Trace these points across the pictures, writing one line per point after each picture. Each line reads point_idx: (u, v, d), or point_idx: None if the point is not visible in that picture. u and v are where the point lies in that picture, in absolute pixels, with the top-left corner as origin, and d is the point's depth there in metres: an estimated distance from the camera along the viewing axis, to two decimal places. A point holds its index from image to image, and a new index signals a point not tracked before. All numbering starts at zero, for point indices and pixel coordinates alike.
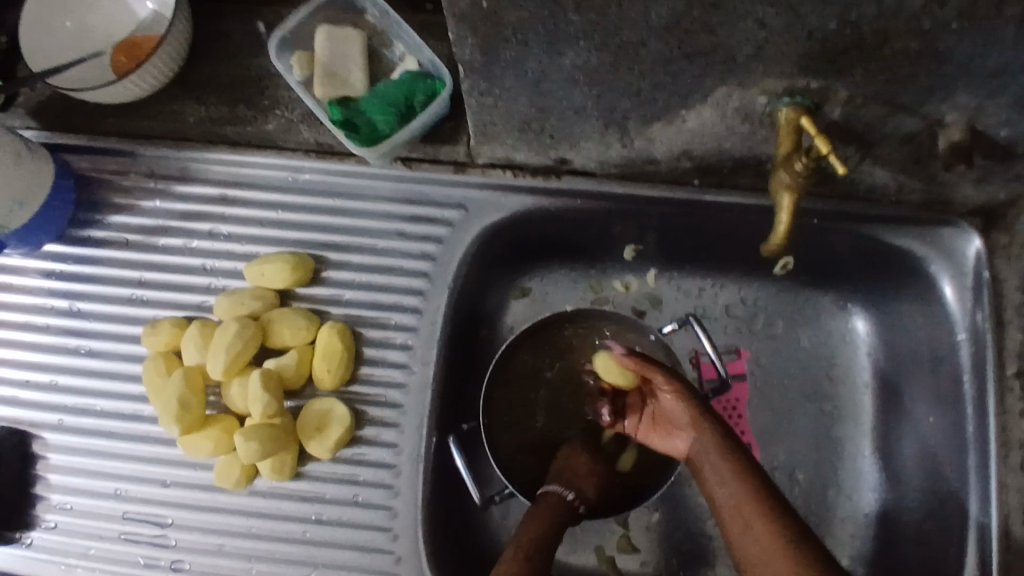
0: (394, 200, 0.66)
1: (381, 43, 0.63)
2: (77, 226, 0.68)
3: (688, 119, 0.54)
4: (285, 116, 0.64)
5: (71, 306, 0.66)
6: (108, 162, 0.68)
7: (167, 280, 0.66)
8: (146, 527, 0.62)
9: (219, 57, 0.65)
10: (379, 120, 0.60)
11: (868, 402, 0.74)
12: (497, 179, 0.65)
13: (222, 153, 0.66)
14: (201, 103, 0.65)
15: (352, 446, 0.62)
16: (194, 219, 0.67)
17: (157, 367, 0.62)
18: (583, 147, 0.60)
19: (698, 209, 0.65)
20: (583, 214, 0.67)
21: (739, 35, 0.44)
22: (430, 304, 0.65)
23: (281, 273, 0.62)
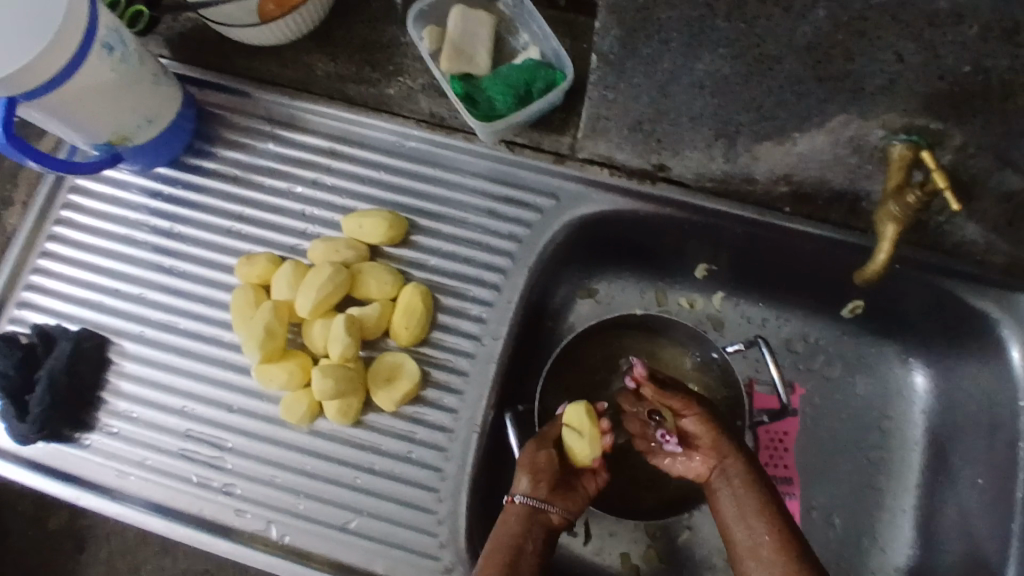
0: (490, 179, 0.69)
1: (508, 31, 0.66)
2: (189, 153, 0.71)
3: (798, 142, 0.56)
4: (407, 83, 0.68)
5: (171, 227, 0.69)
6: (228, 100, 0.71)
7: (266, 218, 0.69)
8: (205, 448, 0.63)
9: (352, 17, 0.69)
10: (497, 99, 0.63)
11: (915, 458, 0.74)
12: (592, 175, 0.67)
13: (337, 109, 0.69)
14: (331, 59, 0.68)
15: (414, 405, 0.64)
16: (301, 165, 0.70)
17: (246, 297, 0.64)
18: (686, 157, 0.62)
19: (785, 233, 0.65)
20: (668, 223, 0.69)
21: (875, 66, 0.46)
22: (508, 283, 0.68)
23: (377, 228, 0.65)
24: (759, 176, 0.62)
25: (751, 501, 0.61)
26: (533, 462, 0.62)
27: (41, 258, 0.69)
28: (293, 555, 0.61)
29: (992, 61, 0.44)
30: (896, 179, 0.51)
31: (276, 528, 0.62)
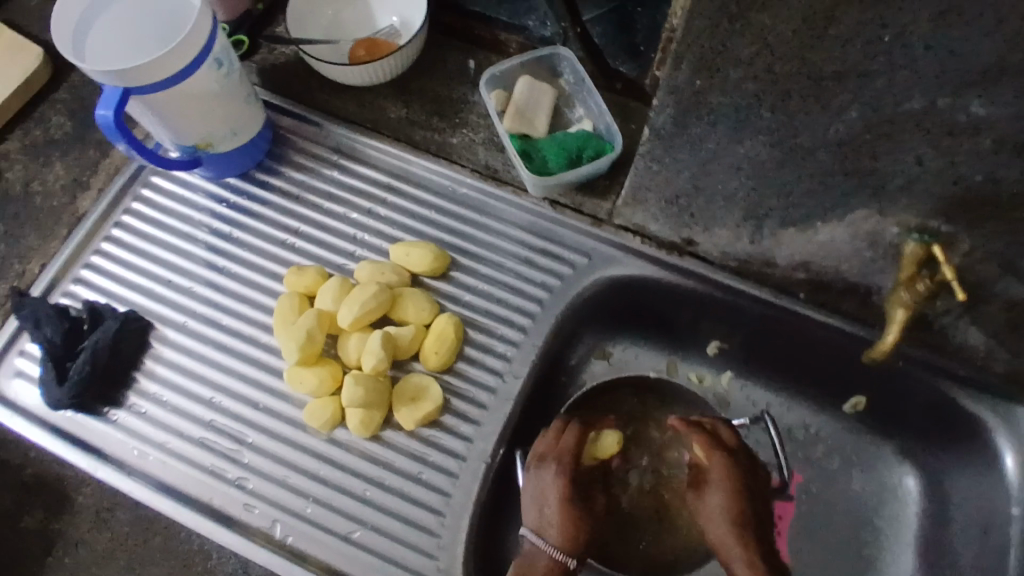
0: (530, 232, 0.74)
1: (566, 103, 0.74)
2: (259, 169, 0.77)
3: (820, 231, 0.62)
4: (469, 135, 0.75)
5: (230, 232, 0.74)
6: (301, 127, 0.77)
7: (319, 237, 0.74)
8: (226, 440, 0.65)
9: (429, 73, 0.77)
10: (551, 159, 0.70)
11: (907, 560, 0.75)
12: (626, 241, 0.73)
13: (402, 150, 0.75)
14: (405, 105, 0.76)
15: (431, 428, 0.67)
16: (358, 195, 0.75)
17: (291, 303, 0.68)
18: (715, 234, 0.68)
19: (798, 317, 0.71)
20: (689, 296, 0.73)
21: (897, 167, 0.53)
22: (536, 327, 0.71)
23: (424, 259, 0.70)
24: (781, 260, 0.67)
25: (732, 511, 0.68)
26: (570, 502, 0.65)
27: (102, 242, 0.73)
28: (292, 556, 0.62)
29: None
30: (908, 273, 0.57)
31: (281, 528, 0.63)
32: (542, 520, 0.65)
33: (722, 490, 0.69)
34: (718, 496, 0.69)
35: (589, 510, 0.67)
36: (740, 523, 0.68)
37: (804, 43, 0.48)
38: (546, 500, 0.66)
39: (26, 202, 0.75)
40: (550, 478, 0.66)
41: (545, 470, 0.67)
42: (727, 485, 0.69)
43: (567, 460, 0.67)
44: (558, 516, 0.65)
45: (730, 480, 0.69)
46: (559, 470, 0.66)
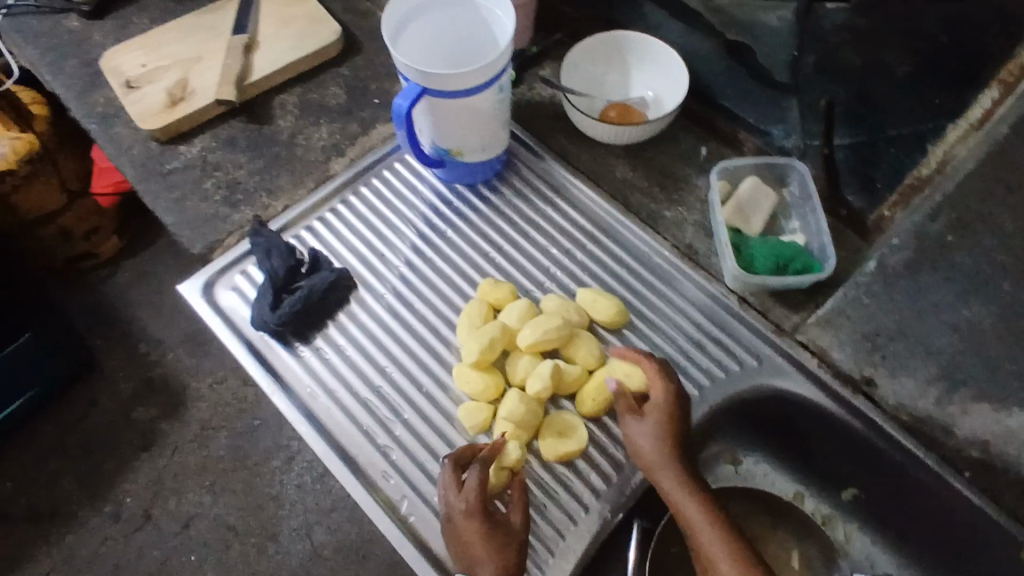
0: (709, 319, 0.76)
1: (783, 213, 0.77)
2: (484, 184, 0.84)
3: (1014, 416, 0.64)
4: (682, 213, 0.79)
5: (443, 229, 0.82)
6: (533, 161, 0.85)
7: (517, 258, 0.80)
8: (385, 408, 0.71)
9: (662, 148, 0.83)
10: (758, 260, 0.72)
11: None
12: (800, 358, 0.73)
13: (615, 207, 0.81)
14: (631, 170, 0.82)
15: (566, 467, 0.69)
16: (563, 234, 0.81)
17: (479, 309, 0.74)
18: (901, 381, 0.67)
19: (954, 494, 0.66)
20: (847, 435, 0.72)
21: None
22: (689, 409, 0.73)
23: (608, 311, 0.74)
24: (959, 432, 0.66)
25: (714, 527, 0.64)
26: (489, 538, 0.62)
27: (338, 203, 0.83)
28: (410, 535, 0.66)
29: None
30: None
31: (406, 505, 0.67)
32: (470, 562, 0.62)
33: (697, 502, 0.65)
34: (698, 512, 0.64)
35: (509, 536, 0.63)
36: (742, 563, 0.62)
37: None
38: (467, 546, 0.62)
39: (290, 150, 0.86)
40: (462, 521, 0.62)
41: (449, 491, 0.64)
42: (698, 498, 0.65)
43: (471, 497, 0.63)
44: (486, 564, 0.61)
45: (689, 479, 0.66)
46: (466, 510, 0.63)
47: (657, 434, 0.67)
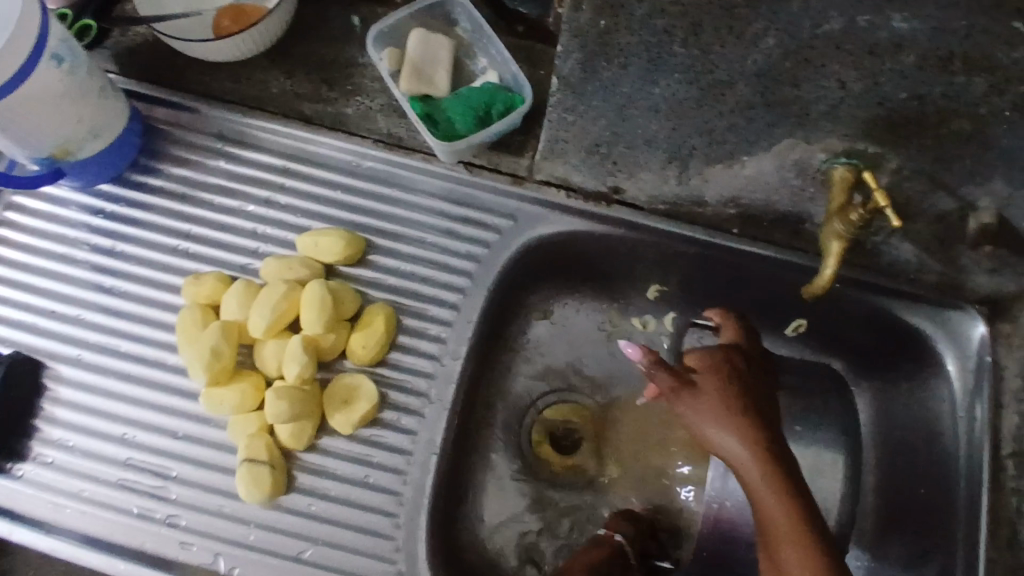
0: (447, 200, 0.69)
1: (467, 54, 0.68)
2: (134, 171, 0.68)
3: (747, 165, 0.58)
4: (365, 103, 0.68)
5: (113, 246, 0.66)
6: (177, 117, 0.69)
7: (214, 237, 0.67)
8: (147, 477, 0.61)
9: (308, 36, 0.69)
10: (457, 119, 0.64)
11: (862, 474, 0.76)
12: (549, 197, 0.68)
13: (292, 127, 0.68)
14: (287, 77, 0.68)
15: (371, 428, 0.63)
16: (252, 183, 0.68)
17: (194, 317, 0.62)
18: (640, 179, 0.62)
19: (735, 253, 0.66)
20: (622, 247, 0.69)
21: (819, 93, 0.52)
22: (467, 301, 0.67)
23: (334, 247, 0.64)
24: (709, 199, 0.62)
25: (774, 503, 0.51)
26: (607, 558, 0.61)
27: None
28: None
29: (925, 91, 0.50)
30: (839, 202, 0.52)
31: (223, 561, 0.59)
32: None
33: (772, 489, 0.51)
34: (768, 496, 0.51)
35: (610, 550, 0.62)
36: (807, 555, 0.49)
37: None
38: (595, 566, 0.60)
39: None
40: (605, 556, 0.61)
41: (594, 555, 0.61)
42: (778, 487, 0.51)
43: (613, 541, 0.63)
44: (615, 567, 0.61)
45: (774, 467, 0.52)
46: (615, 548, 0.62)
47: (742, 434, 0.54)
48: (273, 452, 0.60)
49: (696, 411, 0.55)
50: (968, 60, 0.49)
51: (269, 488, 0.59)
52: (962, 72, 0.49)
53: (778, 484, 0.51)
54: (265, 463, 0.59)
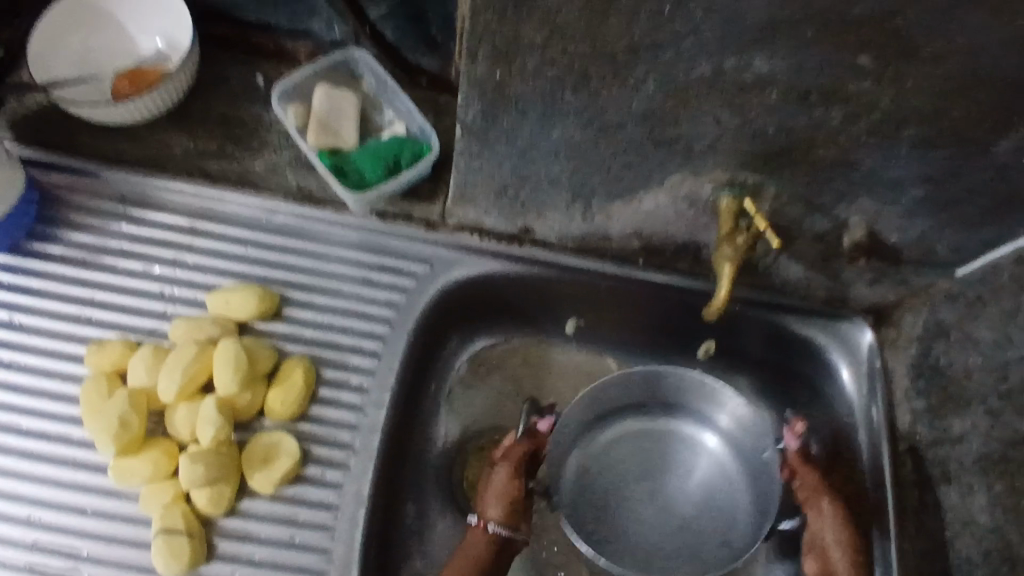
0: (362, 250, 0.69)
1: (373, 106, 0.69)
2: (29, 238, 0.65)
3: (644, 200, 0.62)
4: (273, 158, 0.68)
5: (8, 317, 0.63)
6: (73, 180, 0.67)
7: (119, 301, 0.64)
8: (53, 560, 0.56)
9: (210, 96, 0.68)
10: (367, 170, 0.65)
11: None
12: (463, 240, 0.70)
13: (196, 185, 0.66)
14: (191, 137, 0.67)
15: (295, 485, 0.61)
16: (158, 245, 0.66)
17: (98, 386, 0.59)
18: (549, 218, 0.67)
19: (640, 283, 0.71)
20: (537, 285, 0.72)
21: (699, 131, 0.52)
22: (388, 349, 0.67)
23: (247, 304, 0.63)
24: (614, 232, 0.68)
25: (838, 535, 0.61)
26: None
27: None
28: None
29: (790, 124, 0.49)
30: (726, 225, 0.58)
31: None
32: None
33: (836, 522, 0.62)
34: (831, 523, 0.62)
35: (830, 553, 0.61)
36: (855, 563, 0.60)
37: None
38: None
39: None
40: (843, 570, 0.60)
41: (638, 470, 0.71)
42: (844, 523, 0.61)
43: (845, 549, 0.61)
44: None
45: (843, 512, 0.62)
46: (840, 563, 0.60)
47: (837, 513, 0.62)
48: (191, 519, 0.57)
49: (801, 476, 0.64)
50: (827, 93, 0.46)
51: (188, 558, 0.56)
52: (821, 104, 0.47)
53: (847, 523, 0.62)
54: (181, 532, 0.56)
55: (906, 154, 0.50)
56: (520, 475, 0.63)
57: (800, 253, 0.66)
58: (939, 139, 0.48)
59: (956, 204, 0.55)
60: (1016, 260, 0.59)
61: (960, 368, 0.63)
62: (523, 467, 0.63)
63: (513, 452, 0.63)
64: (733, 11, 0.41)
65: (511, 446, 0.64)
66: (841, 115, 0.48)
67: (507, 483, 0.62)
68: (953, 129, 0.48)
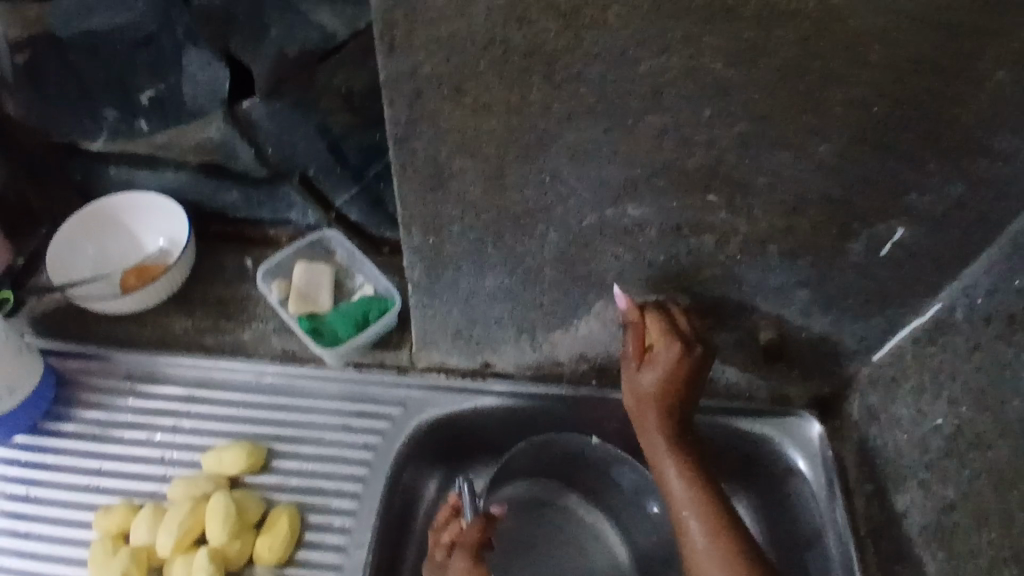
0: (342, 399, 0.77)
1: (345, 274, 0.80)
2: (48, 418, 0.74)
3: (580, 327, 0.70)
4: (260, 327, 0.78)
5: (26, 492, 0.70)
6: (89, 364, 0.77)
7: (125, 468, 0.72)
8: None
9: (206, 280, 0.80)
10: (340, 328, 0.75)
11: None
12: (432, 380, 0.78)
13: (195, 357, 0.77)
14: (189, 316, 0.78)
15: None
16: (160, 414, 0.75)
17: (102, 548, 0.65)
18: (504, 352, 0.75)
19: (596, 401, 0.78)
20: (502, 414, 0.79)
21: (604, 265, 0.61)
22: (368, 489, 0.73)
23: (238, 458, 0.70)
24: (563, 358, 0.76)
25: (690, 499, 0.63)
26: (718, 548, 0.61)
27: None
28: None
29: (676, 252, 0.59)
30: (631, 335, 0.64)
31: None
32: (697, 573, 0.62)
33: (682, 476, 0.64)
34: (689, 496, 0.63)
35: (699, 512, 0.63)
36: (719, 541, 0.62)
37: (497, 166, 0.52)
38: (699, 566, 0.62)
39: None
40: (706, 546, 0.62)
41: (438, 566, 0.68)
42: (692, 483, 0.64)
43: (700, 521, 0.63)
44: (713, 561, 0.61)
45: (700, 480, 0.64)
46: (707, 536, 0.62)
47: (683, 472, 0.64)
48: None
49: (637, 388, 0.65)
50: (694, 225, 0.56)
51: None
52: (694, 235, 0.57)
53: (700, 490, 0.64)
54: None
55: (779, 264, 0.59)
56: (480, 558, 0.65)
57: (731, 358, 0.73)
58: (801, 250, 0.57)
59: (841, 298, 0.63)
60: (914, 341, 0.65)
61: (894, 448, 0.67)
62: (480, 549, 0.66)
63: (467, 538, 0.66)
64: (599, 176, 0.52)
65: (464, 530, 0.66)
66: (715, 241, 0.58)
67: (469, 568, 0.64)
68: (810, 241, 0.56)
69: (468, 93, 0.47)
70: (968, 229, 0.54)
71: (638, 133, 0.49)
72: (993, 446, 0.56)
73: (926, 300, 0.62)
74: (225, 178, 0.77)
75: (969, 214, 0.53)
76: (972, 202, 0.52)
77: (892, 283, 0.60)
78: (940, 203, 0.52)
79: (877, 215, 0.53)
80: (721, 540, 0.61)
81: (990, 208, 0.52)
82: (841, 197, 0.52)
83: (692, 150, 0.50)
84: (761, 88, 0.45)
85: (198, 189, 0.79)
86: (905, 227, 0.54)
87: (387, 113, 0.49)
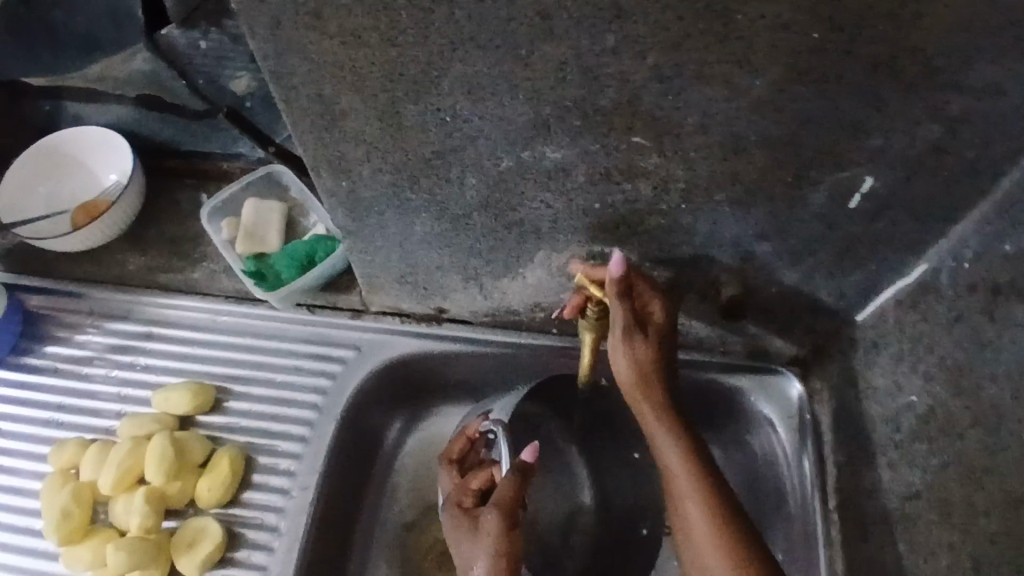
0: (299, 341, 0.76)
1: (299, 212, 0.77)
2: (15, 352, 0.76)
3: (527, 277, 0.65)
4: (210, 267, 0.77)
5: None
6: (54, 301, 0.77)
7: (85, 406, 0.73)
8: None
9: (161, 218, 0.79)
10: (283, 270, 0.73)
11: None
12: (387, 324, 0.75)
13: (155, 295, 0.76)
14: (143, 254, 0.77)
15: (222, 566, 0.67)
16: (119, 351, 0.75)
17: (53, 483, 0.68)
18: (455, 298, 0.71)
19: (554, 353, 0.74)
20: (459, 362, 0.76)
21: (536, 214, 0.55)
22: (315, 432, 0.72)
23: (182, 401, 0.71)
24: (518, 307, 0.71)
25: (682, 463, 0.57)
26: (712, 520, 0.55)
27: None
28: None
29: (610, 200, 0.52)
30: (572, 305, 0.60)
31: None
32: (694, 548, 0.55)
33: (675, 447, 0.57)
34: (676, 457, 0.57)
35: (689, 476, 0.56)
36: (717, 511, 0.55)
37: (388, 104, 0.46)
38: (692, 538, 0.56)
39: None
40: (700, 514, 0.55)
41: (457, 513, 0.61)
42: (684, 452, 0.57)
43: (693, 485, 0.56)
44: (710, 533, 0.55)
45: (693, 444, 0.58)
46: (704, 504, 0.55)
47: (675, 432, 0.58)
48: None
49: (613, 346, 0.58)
50: (624, 172, 0.49)
51: None
52: (629, 183, 0.50)
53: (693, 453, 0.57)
54: None
55: (731, 214, 0.51)
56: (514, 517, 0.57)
57: (697, 311, 0.65)
58: (754, 200, 0.49)
59: (809, 255, 0.54)
60: (897, 303, 0.57)
61: (869, 417, 0.60)
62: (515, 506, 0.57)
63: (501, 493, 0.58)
64: (505, 117, 0.46)
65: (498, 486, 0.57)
66: (651, 188, 0.50)
67: (500, 530, 0.56)
68: (762, 190, 0.48)
69: (331, 22, 0.41)
70: (951, 178, 0.45)
71: (535, 67, 0.41)
72: (964, 435, 0.50)
73: (911, 258, 0.54)
74: (165, 112, 0.74)
75: (948, 161, 0.44)
76: (954, 144, 0.43)
77: (866, 239, 0.52)
78: (910, 148, 0.43)
79: (837, 160, 0.45)
80: (723, 538, 0.54)
81: (975, 154, 0.43)
82: (789, 141, 0.44)
83: (603, 87, 0.42)
84: (666, 13, 0.37)
85: (145, 123, 0.76)
86: (873, 176, 0.46)
87: (252, 45, 0.43)
